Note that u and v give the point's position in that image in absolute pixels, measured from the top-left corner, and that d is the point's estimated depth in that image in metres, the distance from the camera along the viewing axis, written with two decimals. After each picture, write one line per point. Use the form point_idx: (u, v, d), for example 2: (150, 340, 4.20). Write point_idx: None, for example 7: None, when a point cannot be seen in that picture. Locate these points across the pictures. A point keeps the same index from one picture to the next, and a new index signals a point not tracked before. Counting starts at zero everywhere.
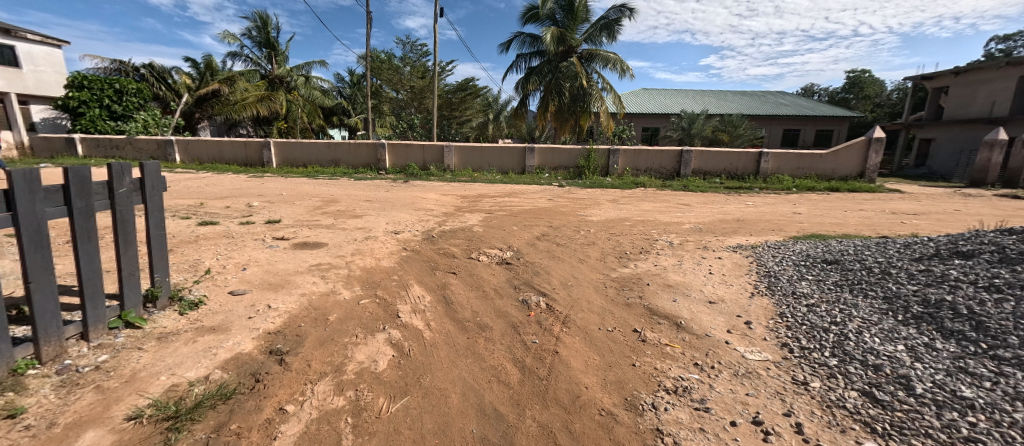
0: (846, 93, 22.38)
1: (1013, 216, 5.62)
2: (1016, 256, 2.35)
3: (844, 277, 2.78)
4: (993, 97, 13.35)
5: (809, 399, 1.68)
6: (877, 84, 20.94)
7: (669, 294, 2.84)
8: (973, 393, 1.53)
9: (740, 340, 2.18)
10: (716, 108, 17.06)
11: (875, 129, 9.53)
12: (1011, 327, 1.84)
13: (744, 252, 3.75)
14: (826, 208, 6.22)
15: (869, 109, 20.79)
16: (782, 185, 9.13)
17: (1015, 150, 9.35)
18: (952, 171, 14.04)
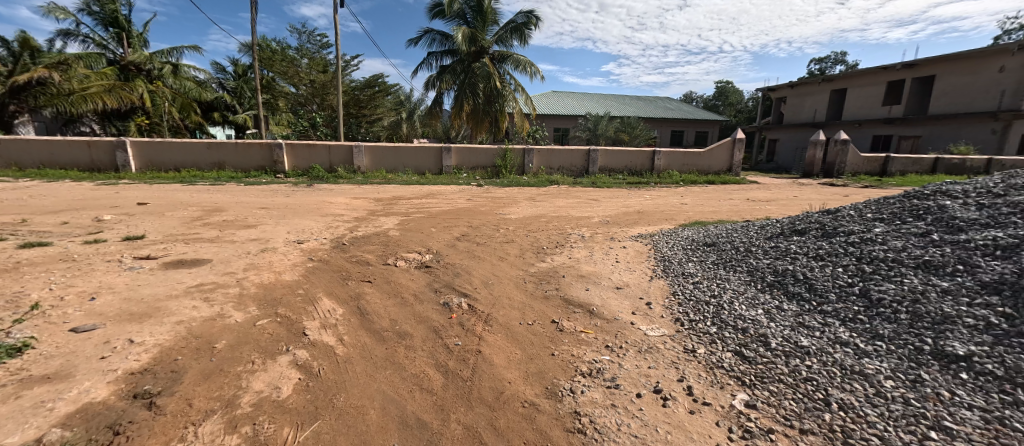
0: (716, 100, 26.41)
1: (830, 199, 7.22)
2: (831, 230, 3.01)
3: (719, 257, 3.26)
4: (815, 107, 17.03)
5: (697, 364, 1.94)
6: (738, 94, 25.04)
7: (582, 284, 3.04)
8: (809, 342, 1.94)
9: (643, 319, 2.43)
10: (617, 111, 18.77)
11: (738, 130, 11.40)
12: (830, 286, 2.36)
13: (643, 240, 4.20)
14: (705, 199, 7.28)
15: (733, 113, 24.59)
16: (672, 180, 10.39)
17: (831, 148, 11.96)
18: (793, 165, 17.48)
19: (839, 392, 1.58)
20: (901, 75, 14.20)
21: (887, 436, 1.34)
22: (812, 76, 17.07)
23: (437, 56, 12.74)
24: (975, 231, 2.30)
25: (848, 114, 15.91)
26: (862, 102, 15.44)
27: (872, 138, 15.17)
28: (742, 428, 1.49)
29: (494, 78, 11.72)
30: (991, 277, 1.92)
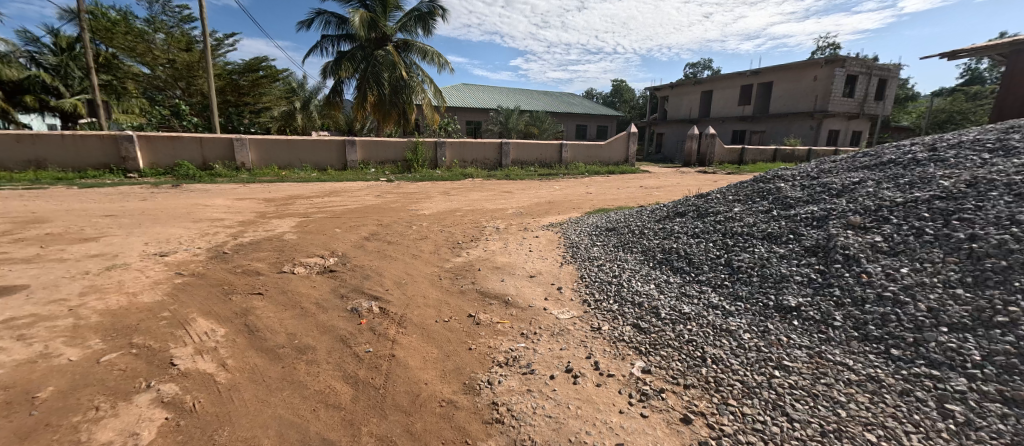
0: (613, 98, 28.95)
1: (704, 185, 8.49)
2: (704, 211, 3.52)
3: (619, 240, 3.59)
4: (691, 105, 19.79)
5: (602, 340, 2.10)
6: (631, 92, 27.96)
7: (497, 275, 3.08)
8: (690, 308, 2.24)
9: (554, 304, 2.56)
10: (527, 105, 19.41)
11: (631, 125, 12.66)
12: (704, 259, 2.76)
13: (554, 229, 4.42)
14: (607, 188, 7.96)
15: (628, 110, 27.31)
16: (578, 171, 11.13)
17: (702, 141, 13.97)
18: (675, 155, 20.10)
19: (713, 350, 1.87)
20: (750, 81, 17.25)
21: (748, 383, 1.63)
22: (688, 79, 19.73)
23: (334, 40, 11.64)
24: (801, 206, 2.90)
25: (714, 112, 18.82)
26: (724, 102, 18.34)
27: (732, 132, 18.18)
28: (641, 394, 1.67)
29: (399, 68, 11.14)
30: (810, 242, 2.45)
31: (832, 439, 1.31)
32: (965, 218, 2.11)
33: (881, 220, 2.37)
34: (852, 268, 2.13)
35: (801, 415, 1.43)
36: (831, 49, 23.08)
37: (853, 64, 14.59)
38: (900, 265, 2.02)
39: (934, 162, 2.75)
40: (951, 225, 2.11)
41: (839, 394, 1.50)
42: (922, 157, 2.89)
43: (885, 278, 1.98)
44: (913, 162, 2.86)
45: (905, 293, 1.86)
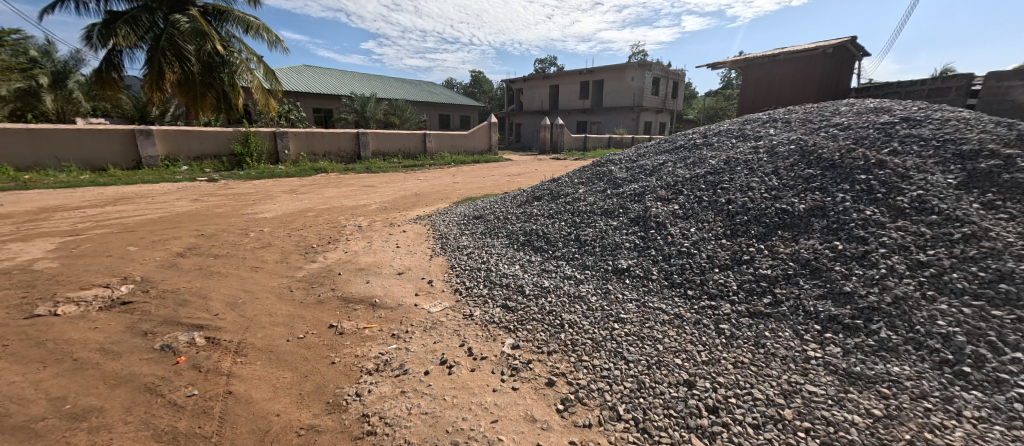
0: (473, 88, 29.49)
1: (557, 170, 9.50)
2: (556, 194, 3.92)
3: (486, 227, 3.73)
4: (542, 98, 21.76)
5: (475, 326, 2.15)
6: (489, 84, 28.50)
7: (361, 277, 2.83)
8: (549, 282, 2.49)
9: (425, 299, 2.49)
10: (384, 92, 18.18)
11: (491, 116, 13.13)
12: (559, 236, 3.08)
13: (423, 221, 4.30)
14: (473, 177, 8.16)
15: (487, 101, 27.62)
16: (445, 161, 11.05)
17: (554, 130, 15.44)
18: (533, 143, 21.88)
19: (569, 315, 2.12)
20: (586, 78, 19.88)
21: (596, 338, 1.91)
22: (537, 73, 21.57)
23: None
24: (626, 185, 3.50)
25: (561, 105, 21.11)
26: (569, 96, 20.69)
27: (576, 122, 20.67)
28: (512, 368, 1.78)
29: (211, 40, 9.01)
30: (634, 214, 2.99)
31: (655, 370, 1.66)
32: (725, 187, 2.88)
33: (678, 192, 3.05)
34: (662, 231, 2.69)
35: (634, 356, 1.76)
36: (641, 56, 28.37)
37: (657, 68, 18.23)
38: (690, 226, 2.65)
39: (706, 146, 3.67)
40: (717, 192, 2.86)
41: (658, 332, 1.90)
42: (699, 141, 3.82)
43: (682, 237, 2.57)
44: (694, 146, 3.76)
45: (694, 247, 2.45)
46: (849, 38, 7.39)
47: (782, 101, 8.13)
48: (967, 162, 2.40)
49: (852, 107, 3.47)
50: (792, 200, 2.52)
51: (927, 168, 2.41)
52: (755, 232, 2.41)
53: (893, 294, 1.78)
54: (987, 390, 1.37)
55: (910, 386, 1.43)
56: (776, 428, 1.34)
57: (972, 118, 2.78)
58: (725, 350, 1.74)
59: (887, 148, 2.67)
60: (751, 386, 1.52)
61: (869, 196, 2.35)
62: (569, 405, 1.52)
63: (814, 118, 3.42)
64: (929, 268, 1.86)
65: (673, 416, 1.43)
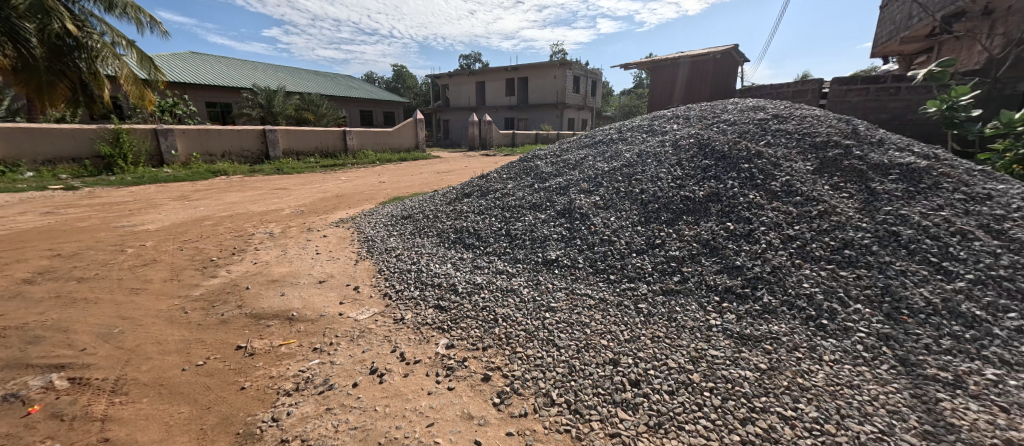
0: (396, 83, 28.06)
1: (487, 166, 9.54)
2: (486, 190, 3.93)
3: (415, 226, 3.61)
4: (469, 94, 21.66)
5: (407, 330, 2.07)
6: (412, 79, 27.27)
7: (274, 290, 2.56)
8: (482, 278, 2.49)
9: (351, 307, 2.33)
10: (294, 85, 16.54)
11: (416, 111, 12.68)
12: (490, 232, 3.09)
13: (346, 224, 4.02)
14: (400, 175, 7.84)
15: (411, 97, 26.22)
16: (368, 160, 10.38)
17: (482, 126, 15.41)
18: (462, 140, 21.71)
19: (502, 309, 2.14)
20: (511, 75, 20.21)
21: (529, 328, 1.96)
22: (463, 69, 21.38)
23: None
24: (552, 179, 3.64)
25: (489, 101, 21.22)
26: (495, 92, 20.86)
27: (504, 119, 20.94)
28: (447, 368, 1.74)
29: (59, 18, 7.37)
30: (560, 206, 3.12)
31: (584, 353, 1.75)
32: (638, 178, 3.14)
33: (598, 184, 3.25)
34: (586, 221, 2.85)
35: (565, 342, 1.84)
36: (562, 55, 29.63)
37: (576, 67, 19.17)
38: (610, 215, 2.84)
39: (622, 141, 3.95)
40: (632, 183, 3.11)
41: (585, 317, 2.01)
42: (615, 136, 4.10)
43: (603, 226, 2.75)
44: (610, 141, 4.04)
45: (614, 234, 2.64)
46: (733, 45, 8.52)
47: (684, 99, 9.09)
48: (819, 151, 2.92)
49: (736, 105, 3.99)
50: (693, 188, 2.83)
51: (792, 157, 2.89)
52: (664, 218, 2.67)
53: (771, 265, 2.13)
54: (839, 337, 1.74)
55: (787, 341, 1.73)
56: (687, 391, 1.51)
57: (821, 115, 3.38)
58: (644, 327, 1.91)
59: (763, 141, 3.13)
60: (666, 357, 1.69)
61: (751, 182, 2.73)
62: (504, 397, 1.54)
63: (708, 115, 3.87)
64: (795, 241, 2.25)
65: (601, 394, 1.53)
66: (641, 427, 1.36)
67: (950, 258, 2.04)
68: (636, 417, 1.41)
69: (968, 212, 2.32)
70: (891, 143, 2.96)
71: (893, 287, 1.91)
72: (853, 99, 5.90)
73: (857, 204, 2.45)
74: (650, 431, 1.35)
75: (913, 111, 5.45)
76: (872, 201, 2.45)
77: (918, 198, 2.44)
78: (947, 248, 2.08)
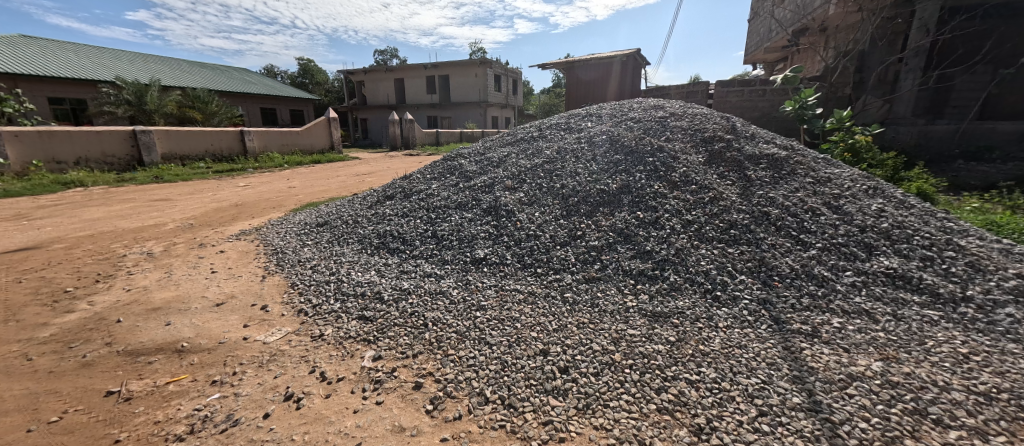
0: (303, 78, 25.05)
1: (411, 166, 9.19)
2: (410, 191, 3.79)
3: (333, 234, 3.35)
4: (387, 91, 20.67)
5: (327, 346, 1.90)
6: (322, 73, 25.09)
7: (154, 320, 2.16)
8: (409, 284, 2.40)
9: (259, 329, 2.06)
10: (172, 79, 14.13)
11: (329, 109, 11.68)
12: (416, 235, 2.99)
13: (248, 237, 3.57)
14: (313, 179, 7.18)
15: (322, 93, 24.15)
16: (273, 163, 9.27)
17: (404, 125, 14.75)
18: (383, 140, 20.67)
19: (431, 313, 2.09)
20: (432, 73, 19.74)
21: (460, 329, 1.94)
22: (379, 65, 20.31)
23: None
24: (476, 177, 3.63)
25: (409, 99, 20.47)
26: (416, 90, 20.21)
27: (427, 117, 20.41)
28: (375, 381, 1.64)
29: None
30: (486, 204, 3.13)
31: (516, 347, 1.79)
32: (559, 174, 3.28)
33: (522, 181, 3.33)
34: (511, 218, 2.90)
35: (496, 339, 1.85)
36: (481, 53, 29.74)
37: (497, 66, 19.40)
38: (535, 211, 2.92)
39: (542, 138, 4.10)
40: (554, 179, 3.24)
41: (515, 312, 2.05)
42: (535, 134, 4.23)
43: (528, 222, 2.82)
44: (531, 139, 4.16)
45: (539, 229, 2.73)
46: (635, 49, 9.36)
47: (596, 98, 9.76)
48: (708, 144, 3.33)
49: (640, 104, 4.38)
50: (608, 181, 3.04)
51: (687, 151, 3.26)
52: (584, 210, 2.83)
53: (675, 247, 2.38)
54: (730, 305, 2.02)
55: (690, 314, 1.95)
56: (611, 371, 1.63)
57: (708, 113, 3.87)
58: (570, 315, 2.01)
59: (664, 136, 3.48)
60: (591, 341, 1.80)
61: (656, 174, 3.02)
62: (437, 403, 1.50)
63: (617, 113, 4.19)
64: (693, 225, 2.55)
65: (533, 385, 1.57)
66: (571, 411, 1.43)
67: (805, 231, 2.50)
68: (566, 402, 1.48)
69: (816, 193, 2.85)
70: (760, 137, 3.51)
71: (767, 258, 2.28)
72: (733, 99, 6.88)
73: (738, 189, 2.85)
74: (579, 414, 1.43)
75: (776, 109, 6.52)
76: (749, 186, 2.88)
77: (782, 182, 2.93)
78: (802, 223, 2.55)
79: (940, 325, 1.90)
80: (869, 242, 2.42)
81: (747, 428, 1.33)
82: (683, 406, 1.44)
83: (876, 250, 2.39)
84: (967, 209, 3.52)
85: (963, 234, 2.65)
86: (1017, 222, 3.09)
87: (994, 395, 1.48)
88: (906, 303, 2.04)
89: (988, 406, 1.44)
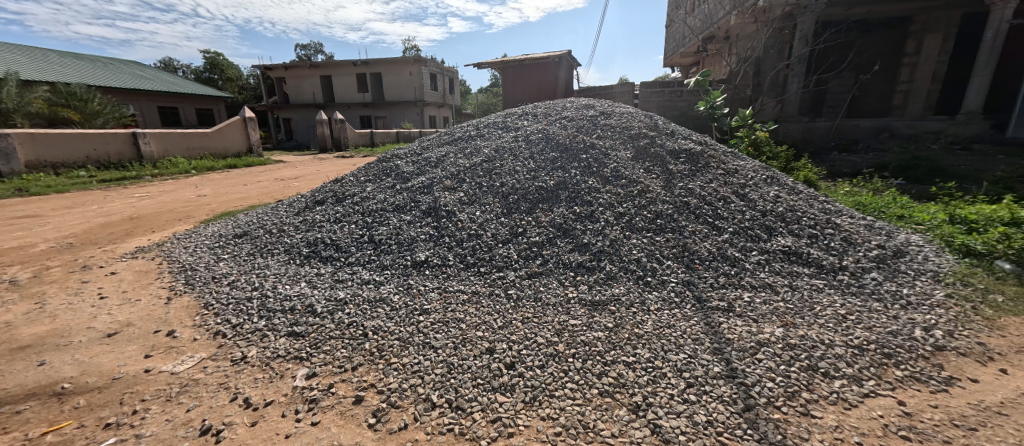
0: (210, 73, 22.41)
1: (343, 169, 8.65)
2: (342, 195, 3.56)
3: (254, 245, 3.04)
4: (313, 89, 19.25)
5: (251, 369, 1.71)
6: (234, 68, 22.60)
7: (22, 360, 1.79)
8: (345, 293, 2.26)
9: (165, 358, 1.79)
10: (34, 71, 11.71)
11: (244, 109, 10.53)
12: (351, 241, 2.82)
13: (148, 254, 3.11)
14: (228, 186, 6.46)
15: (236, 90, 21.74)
16: (177, 168, 8.11)
17: (333, 125, 13.83)
18: (310, 141, 19.25)
19: (371, 322, 1.99)
20: (362, 70, 18.74)
21: (403, 336, 1.87)
22: (302, 61, 18.81)
23: None
24: (414, 178, 3.53)
25: (338, 97, 19.25)
26: (345, 88, 19.05)
27: (359, 117, 19.38)
28: (309, 400, 1.50)
29: None
30: (425, 206, 3.05)
31: (462, 348, 1.77)
32: (499, 173, 3.30)
33: (461, 180, 3.30)
34: (452, 218, 2.86)
35: (441, 342, 1.81)
36: (415, 51, 28.90)
37: (432, 65, 18.99)
38: (475, 210, 2.92)
39: (480, 137, 4.09)
40: (493, 177, 3.26)
41: (459, 313, 2.03)
42: (473, 133, 4.22)
43: (469, 221, 2.81)
44: (469, 138, 4.14)
45: (480, 228, 2.73)
46: (566, 51, 9.78)
47: (532, 98, 9.99)
48: (635, 141, 3.57)
49: (572, 103, 4.57)
50: (545, 179, 3.13)
51: (617, 148, 3.46)
52: (524, 207, 2.88)
53: (610, 238, 2.53)
54: (659, 289, 2.19)
55: (625, 300, 2.09)
56: (555, 362, 1.67)
57: (633, 112, 4.15)
58: (514, 311, 2.04)
59: (595, 134, 3.67)
60: (536, 335, 1.84)
61: (589, 170, 3.18)
62: (380, 415, 1.42)
63: (551, 112, 4.33)
64: (624, 216, 2.72)
65: (480, 384, 1.56)
66: (519, 405, 1.45)
67: (719, 218, 2.79)
68: (514, 397, 1.49)
69: (726, 183, 3.19)
70: (678, 134, 3.85)
71: (688, 244, 2.51)
72: (655, 99, 7.54)
73: (662, 182, 3.10)
74: (527, 407, 1.45)
75: (692, 109, 7.19)
76: (672, 179, 3.14)
77: (698, 174, 3.24)
78: (716, 210, 2.84)
79: (824, 291, 2.25)
80: (769, 224, 2.78)
81: (678, 400, 1.46)
82: (622, 387, 1.53)
83: (774, 231, 2.75)
84: (841, 192, 4.18)
85: (838, 213, 3.15)
86: (876, 201, 3.74)
87: (865, 346, 1.79)
88: (798, 275, 2.38)
89: (861, 356, 1.73)
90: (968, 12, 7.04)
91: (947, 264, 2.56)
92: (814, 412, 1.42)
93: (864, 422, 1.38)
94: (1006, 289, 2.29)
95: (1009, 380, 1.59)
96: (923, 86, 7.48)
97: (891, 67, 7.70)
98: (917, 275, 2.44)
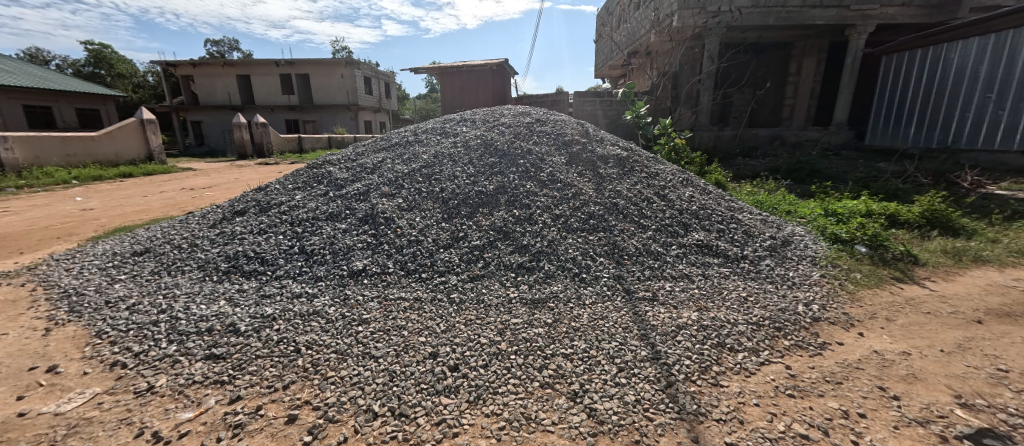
0: (93, 66, 19.21)
1: (266, 176, 7.93)
2: (267, 204, 3.31)
3: (159, 263, 2.70)
4: (227, 89, 17.41)
5: (160, 400, 1.52)
6: (125, 63, 19.67)
7: None
8: (273, 309, 2.09)
9: (47, 396, 1.53)
10: None
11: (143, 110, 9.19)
12: (278, 254, 2.62)
13: (17, 280, 2.61)
14: (123, 197, 5.62)
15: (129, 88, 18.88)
16: (51, 178, 6.86)
17: (253, 130, 12.56)
18: (226, 147, 17.38)
19: (304, 336, 1.88)
20: (287, 70, 17.38)
21: (340, 348, 1.79)
22: (214, 58, 16.96)
23: None
24: (348, 185, 3.38)
25: (259, 99, 17.62)
26: (267, 89, 17.51)
27: (285, 121, 17.94)
28: (233, 426, 1.37)
29: None
30: (361, 213, 2.94)
31: (403, 356, 1.74)
32: (438, 177, 3.30)
33: (399, 187, 3.23)
34: (391, 225, 2.79)
35: (382, 350, 1.77)
36: (346, 52, 27.53)
37: (366, 68, 18.18)
38: (414, 216, 2.88)
39: (418, 143, 4.04)
40: (432, 182, 3.25)
41: (401, 320, 2.01)
42: (411, 139, 4.13)
43: (409, 227, 2.77)
44: (405, 144, 4.05)
45: (420, 234, 2.70)
46: (503, 60, 9.98)
47: (471, 104, 10.04)
48: (568, 148, 3.77)
49: (510, 110, 4.69)
50: (484, 183, 3.19)
51: (552, 154, 3.64)
52: (464, 212, 2.91)
53: (547, 239, 2.66)
54: (593, 284, 2.36)
55: (563, 296, 2.22)
56: (498, 360, 1.73)
57: (566, 119, 4.39)
58: (457, 315, 2.06)
59: (532, 140, 3.82)
60: (479, 336, 1.88)
61: (527, 175, 3.31)
62: (316, 431, 1.34)
63: (490, 119, 4.41)
64: (561, 218, 2.88)
65: (424, 389, 1.56)
66: (463, 405, 1.47)
67: (645, 216, 3.07)
68: (458, 398, 1.51)
69: (649, 186, 3.51)
70: (607, 140, 4.15)
71: (618, 242, 2.73)
72: (588, 108, 8.07)
73: (593, 184, 3.33)
74: (471, 406, 1.48)
75: (620, 118, 7.79)
76: (602, 182, 3.38)
77: (626, 177, 3.53)
78: (641, 210, 3.12)
79: (730, 277, 2.59)
80: (685, 221, 3.12)
81: (611, 384, 1.59)
82: (561, 378, 1.63)
83: (690, 227, 3.09)
84: (744, 192, 4.80)
85: (740, 210, 3.63)
86: (770, 200, 4.36)
87: (760, 322, 2.10)
88: (710, 265, 2.71)
89: (758, 331, 2.02)
90: (834, 40, 8.51)
91: (821, 250, 3.08)
92: (721, 382, 1.64)
93: (760, 386, 1.62)
94: (862, 267, 2.83)
95: (864, 341, 1.98)
96: (804, 101, 8.85)
97: (780, 84, 8.99)
98: (800, 260, 2.91)
